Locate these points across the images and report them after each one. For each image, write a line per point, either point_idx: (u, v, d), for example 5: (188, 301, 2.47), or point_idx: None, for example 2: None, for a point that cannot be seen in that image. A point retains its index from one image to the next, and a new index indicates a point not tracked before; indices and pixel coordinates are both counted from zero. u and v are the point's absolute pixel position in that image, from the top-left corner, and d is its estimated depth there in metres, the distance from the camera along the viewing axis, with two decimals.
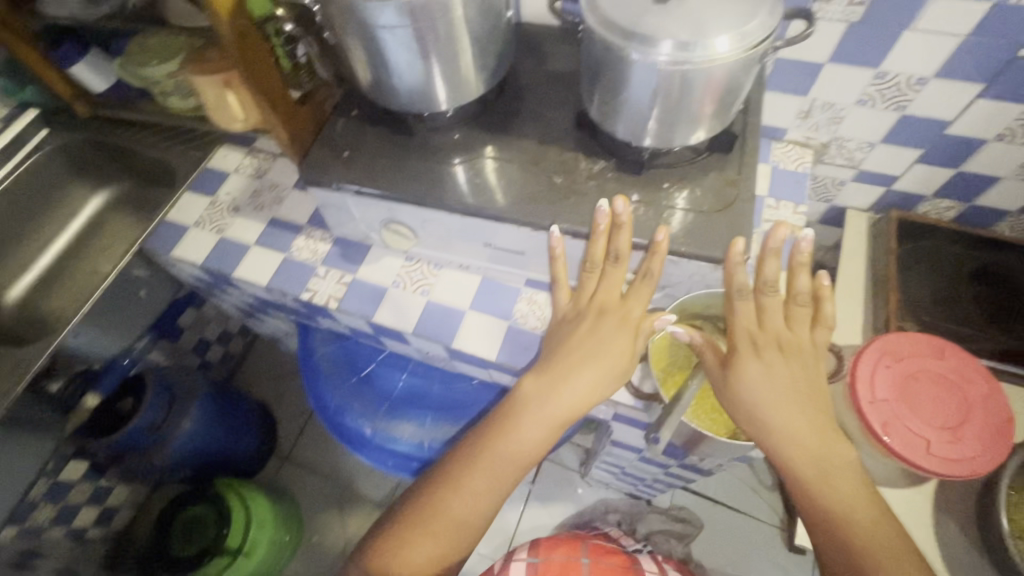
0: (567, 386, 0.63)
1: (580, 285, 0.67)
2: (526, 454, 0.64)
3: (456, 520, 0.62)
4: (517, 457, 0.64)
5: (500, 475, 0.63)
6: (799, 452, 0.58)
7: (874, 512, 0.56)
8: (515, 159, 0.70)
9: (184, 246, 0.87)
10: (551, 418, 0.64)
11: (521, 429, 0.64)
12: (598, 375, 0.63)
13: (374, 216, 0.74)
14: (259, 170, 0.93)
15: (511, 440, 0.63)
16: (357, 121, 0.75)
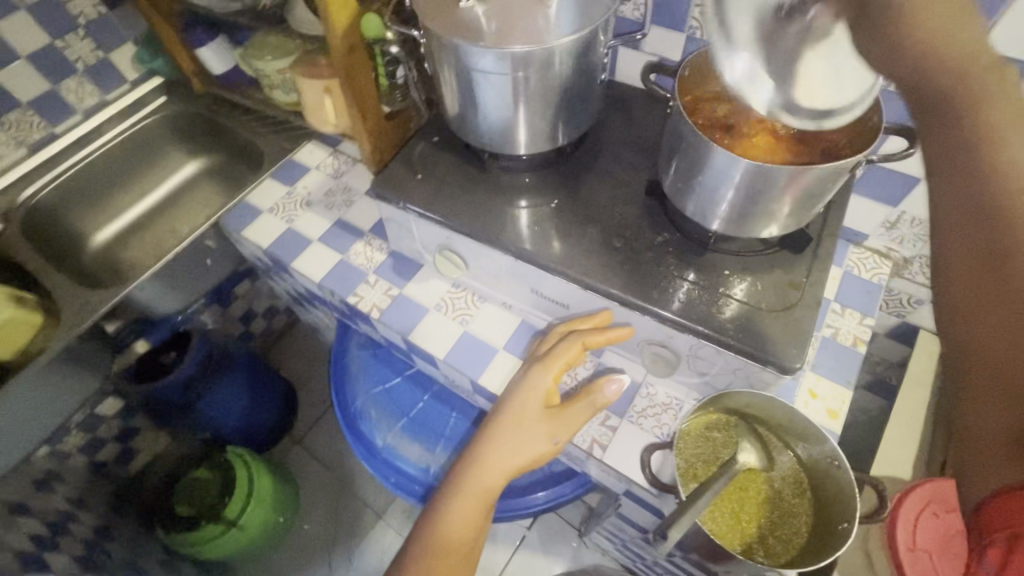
0: (483, 464, 0.67)
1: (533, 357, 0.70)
2: (461, 539, 0.67)
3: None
4: (453, 544, 0.67)
5: (444, 565, 0.66)
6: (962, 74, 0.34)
7: None
8: (580, 214, 0.71)
9: (255, 228, 0.92)
10: (475, 498, 0.67)
11: (450, 517, 0.68)
12: (519, 447, 0.66)
13: (431, 239, 0.75)
14: (337, 171, 0.98)
15: (442, 526, 0.67)
16: (437, 147, 0.77)
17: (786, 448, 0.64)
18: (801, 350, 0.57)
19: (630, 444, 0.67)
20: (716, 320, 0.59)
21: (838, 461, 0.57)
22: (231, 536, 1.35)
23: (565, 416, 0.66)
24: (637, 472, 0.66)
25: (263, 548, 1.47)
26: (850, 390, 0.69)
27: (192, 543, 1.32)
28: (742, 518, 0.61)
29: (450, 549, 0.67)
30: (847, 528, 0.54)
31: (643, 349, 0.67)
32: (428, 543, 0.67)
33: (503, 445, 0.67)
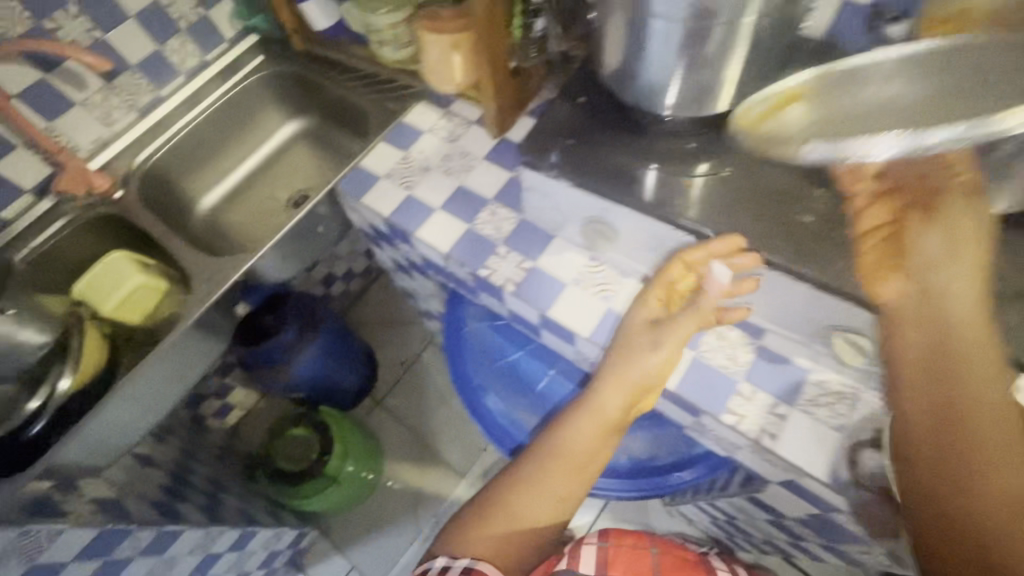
0: (610, 386, 0.66)
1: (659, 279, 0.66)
2: (579, 456, 0.67)
3: (524, 507, 0.67)
4: (572, 460, 0.67)
5: (558, 475, 0.67)
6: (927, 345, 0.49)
7: None
8: (753, 183, 0.64)
9: (373, 196, 0.89)
10: (598, 417, 0.67)
11: (572, 434, 0.68)
12: (630, 359, 0.65)
13: (578, 211, 0.70)
14: (452, 134, 0.93)
15: (562, 438, 0.68)
16: (583, 108, 0.71)
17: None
18: None
19: (803, 436, 0.63)
20: None
21: None
22: (332, 491, 1.44)
23: (668, 326, 0.64)
24: (816, 465, 0.61)
25: (356, 500, 1.56)
26: None
27: (298, 496, 1.42)
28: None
29: (568, 461, 0.67)
30: None
31: (831, 336, 0.61)
32: (547, 450, 0.69)
33: (620, 360, 0.66)
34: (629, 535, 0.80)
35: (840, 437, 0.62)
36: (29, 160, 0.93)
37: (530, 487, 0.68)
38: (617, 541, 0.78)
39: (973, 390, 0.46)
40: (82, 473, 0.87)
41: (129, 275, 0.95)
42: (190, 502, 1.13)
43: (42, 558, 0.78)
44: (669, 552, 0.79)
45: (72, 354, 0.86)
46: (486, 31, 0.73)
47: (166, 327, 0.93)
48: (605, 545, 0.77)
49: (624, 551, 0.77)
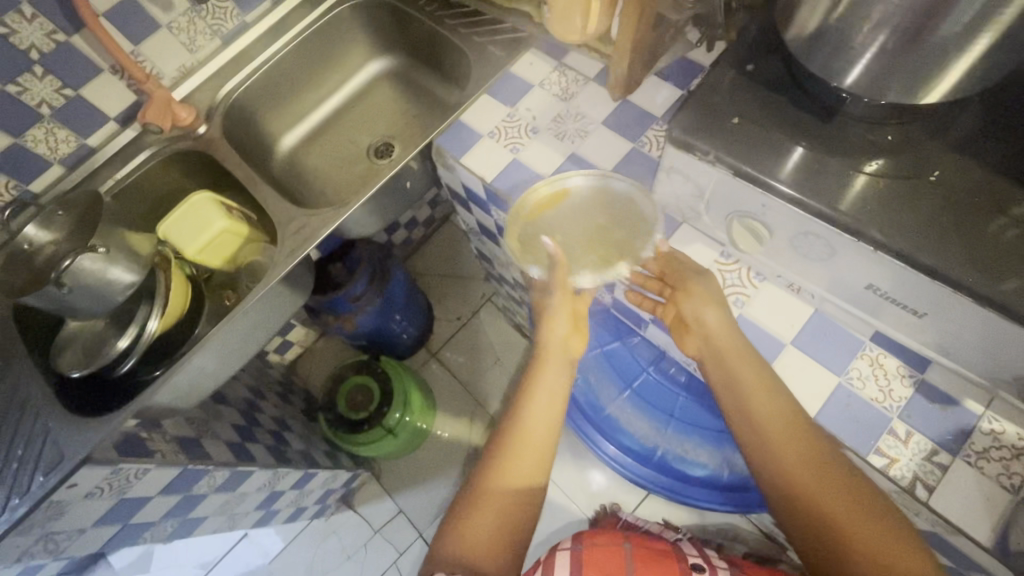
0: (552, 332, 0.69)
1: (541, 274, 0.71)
2: (552, 403, 0.67)
3: (502, 485, 0.62)
4: (548, 406, 0.66)
5: (539, 419, 0.66)
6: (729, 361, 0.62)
7: (857, 502, 0.53)
8: (960, 196, 0.52)
9: (475, 156, 0.80)
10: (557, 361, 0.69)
11: (542, 378, 0.68)
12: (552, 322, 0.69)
13: (727, 203, 0.61)
14: (565, 91, 0.82)
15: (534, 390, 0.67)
16: (751, 79, 0.59)
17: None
18: None
19: (968, 493, 0.55)
20: None
21: None
22: (387, 441, 1.45)
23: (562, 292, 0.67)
24: (978, 527, 0.54)
25: (407, 449, 1.58)
26: None
27: (357, 443, 1.44)
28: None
29: (539, 410, 0.66)
30: None
31: None
32: (507, 425, 0.66)
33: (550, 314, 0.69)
34: (601, 535, 0.69)
35: (1010, 497, 0.54)
36: (114, 85, 0.88)
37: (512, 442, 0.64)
38: (592, 541, 0.67)
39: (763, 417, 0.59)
40: (167, 412, 0.88)
41: (214, 218, 0.94)
42: (260, 440, 1.14)
43: (130, 492, 0.80)
44: (642, 545, 0.67)
45: (159, 296, 0.84)
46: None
47: (249, 284, 0.93)
48: (577, 549, 0.66)
49: (596, 552, 0.65)
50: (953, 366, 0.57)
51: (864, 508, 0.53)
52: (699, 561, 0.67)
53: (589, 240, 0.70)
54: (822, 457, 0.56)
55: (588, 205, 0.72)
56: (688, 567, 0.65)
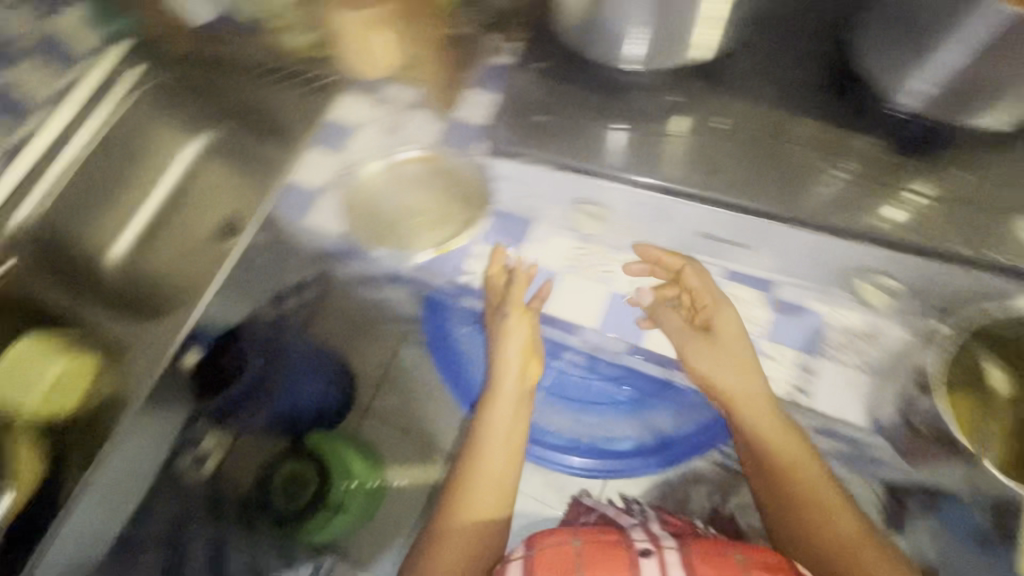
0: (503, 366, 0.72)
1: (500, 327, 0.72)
2: (507, 429, 0.72)
3: (473, 505, 0.70)
4: (503, 437, 0.71)
5: (495, 448, 0.71)
6: (721, 376, 0.64)
7: (839, 513, 0.60)
8: (744, 135, 0.59)
9: (318, 212, 0.78)
10: (506, 398, 0.72)
11: (492, 414, 0.72)
12: (507, 332, 0.71)
13: (562, 193, 0.63)
14: (392, 125, 0.80)
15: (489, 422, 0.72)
16: (546, 74, 0.62)
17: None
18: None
19: (833, 384, 0.62)
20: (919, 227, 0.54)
21: None
22: None
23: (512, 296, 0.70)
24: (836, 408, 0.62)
25: None
26: None
27: None
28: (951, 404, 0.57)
29: (497, 445, 0.71)
30: None
31: (842, 276, 0.59)
32: (470, 450, 0.72)
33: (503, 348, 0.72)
34: (551, 533, 0.64)
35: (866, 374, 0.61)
36: None
37: (472, 474, 0.71)
38: (542, 543, 0.63)
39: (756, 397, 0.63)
40: None
41: (51, 362, 0.83)
42: None
43: None
44: (595, 538, 0.63)
45: (8, 466, 0.78)
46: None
47: (85, 438, 0.80)
48: (529, 555, 0.62)
49: (547, 556, 0.61)
50: (793, 279, 0.63)
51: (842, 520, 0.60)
52: (649, 547, 0.62)
53: (428, 201, 0.77)
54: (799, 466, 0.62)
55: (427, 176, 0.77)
56: (638, 554, 0.61)
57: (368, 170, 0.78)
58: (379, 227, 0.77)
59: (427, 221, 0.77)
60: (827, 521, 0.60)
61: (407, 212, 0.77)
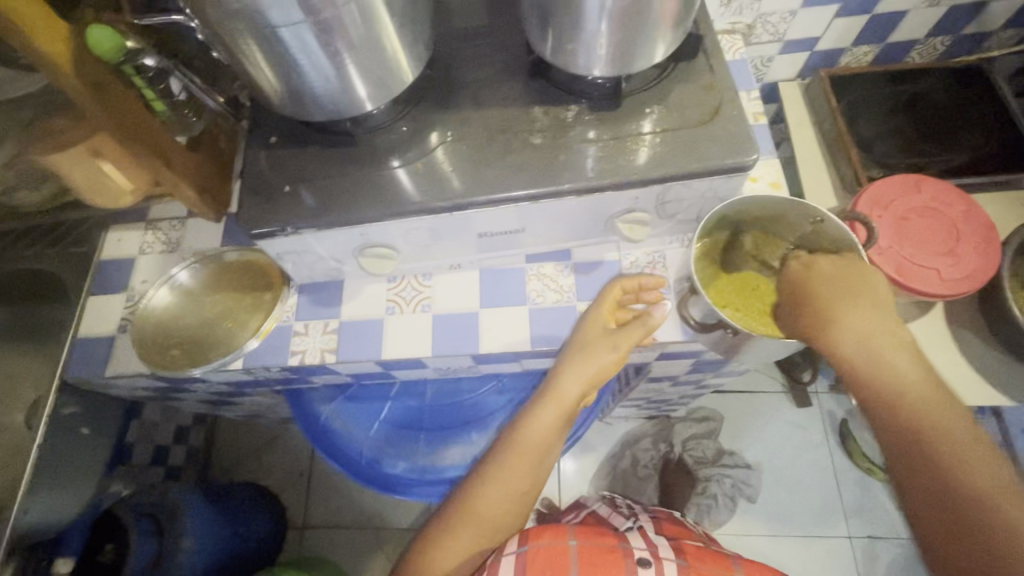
0: (570, 376, 0.64)
1: (581, 331, 0.64)
2: (542, 444, 0.66)
3: (487, 508, 0.65)
4: (533, 449, 0.66)
5: (522, 463, 0.65)
6: (816, 281, 0.57)
7: (966, 436, 0.46)
8: (479, 134, 0.63)
9: (117, 358, 0.72)
10: (555, 406, 0.65)
11: (532, 423, 0.66)
12: (598, 352, 0.62)
13: (343, 246, 0.64)
14: (171, 242, 0.77)
15: (529, 430, 0.66)
16: (283, 146, 0.63)
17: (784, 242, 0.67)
18: (750, 142, 0.57)
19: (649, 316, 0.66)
20: (646, 161, 0.58)
21: (820, 217, 0.61)
22: None
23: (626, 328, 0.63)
24: (666, 333, 0.66)
25: None
26: (774, 157, 0.74)
27: None
28: (726, 303, 0.63)
29: (529, 451, 0.66)
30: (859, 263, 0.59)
31: (615, 224, 0.64)
32: (506, 443, 0.67)
33: (573, 361, 0.63)
34: (546, 529, 0.65)
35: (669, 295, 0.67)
36: None
37: (492, 477, 0.66)
38: (536, 541, 0.63)
39: (826, 303, 0.55)
40: None
41: None
42: None
43: None
44: (591, 542, 0.64)
45: None
46: (128, 136, 0.59)
47: None
48: (522, 551, 0.62)
49: (543, 549, 0.62)
50: (579, 240, 0.68)
51: (977, 450, 0.46)
52: (646, 555, 0.65)
53: (223, 303, 0.72)
54: (930, 388, 0.49)
55: (210, 283, 0.73)
56: (634, 563, 0.63)
57: (148, 301, 0.72)
58: (181, 348, 0.70)
59: (228, 315, 0.72)
60: (937, 428, 0.47)
61: (207, 317, 0.72)
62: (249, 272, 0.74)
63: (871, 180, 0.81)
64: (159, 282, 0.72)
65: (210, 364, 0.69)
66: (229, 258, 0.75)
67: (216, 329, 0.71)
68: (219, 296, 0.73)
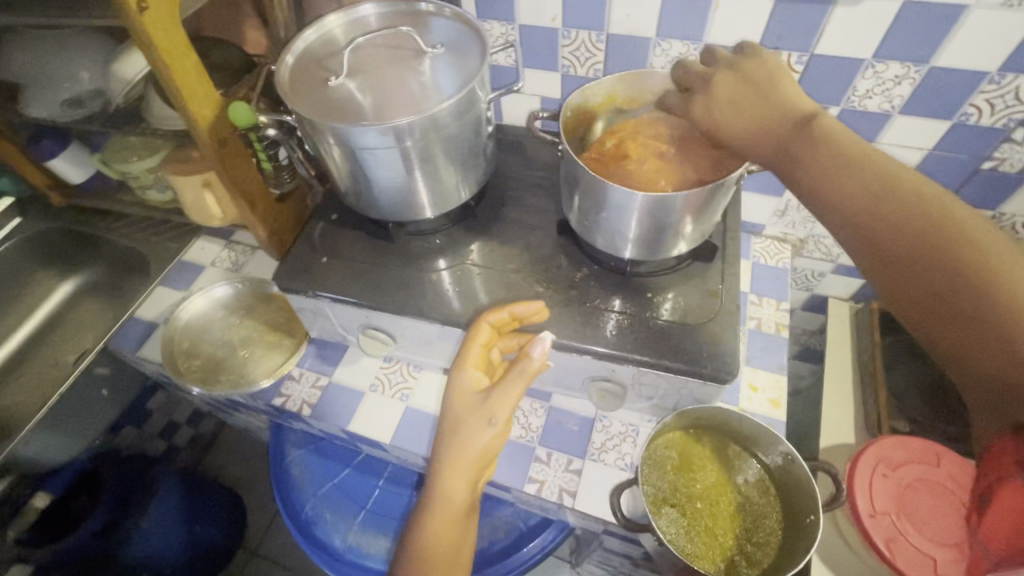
0: (452, 469, 0.58)
1: (452, 404, 0.60)
2: (447, 552, 0.58)
3: None
4: (440, 559, 0.58)
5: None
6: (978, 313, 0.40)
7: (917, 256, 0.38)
8: (497, 265, 0.70)
9: (151, 344, 0.83)
10: (444, 509, 0.58)
11: (426, 530, 0.58)
12: (473, 442, 0.57)
13: (352, 320, 0.71)
14: (235, 263, 0.90)
15: (427, 539, 0.58)
16: (340, 224, 0.75)
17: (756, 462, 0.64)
18: (734, 358, 0.58)
19: (598, 486, 0.66)
20: (630, 342, 0.61)
21: (791, 455, 0.59)
22: None
23: (499, 393, 0.57)
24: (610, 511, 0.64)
25: None
26: (783, 374, 0.73)
27: None
28: (673, 503, 0.61)
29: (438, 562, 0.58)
30: (816, 520, 0.55)
31: (590, 387, 0.66)
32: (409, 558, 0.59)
33: (454, 449, 0.57)
34: None
35: (627, 473, 0.66)
36: None
37: None
38: None
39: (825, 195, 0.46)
40: None
41: None
42: None
43: None
44: None
45: None
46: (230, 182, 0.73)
47: None
48: None
49: None
50: (559, 387, 0.71)
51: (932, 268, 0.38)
52: None
53: (242, 331, 0.82)
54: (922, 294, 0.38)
55: (242, 310, 0.85)
56: None
57: (188, 308, 0.83)
58: (199, 356, 0.80)
59: (244, 342, 0.81)
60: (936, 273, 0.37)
61: (230, 337, 0.82)
62: (272, 312, 0.84)
63: (892, 431, 0.76)
64: (199, 293, 0.84)
65: (213, 383, 0.77)
66: (265, 293, 0.86)
67: (227, 359, 0.80)
68: (241, 324, 0.83)
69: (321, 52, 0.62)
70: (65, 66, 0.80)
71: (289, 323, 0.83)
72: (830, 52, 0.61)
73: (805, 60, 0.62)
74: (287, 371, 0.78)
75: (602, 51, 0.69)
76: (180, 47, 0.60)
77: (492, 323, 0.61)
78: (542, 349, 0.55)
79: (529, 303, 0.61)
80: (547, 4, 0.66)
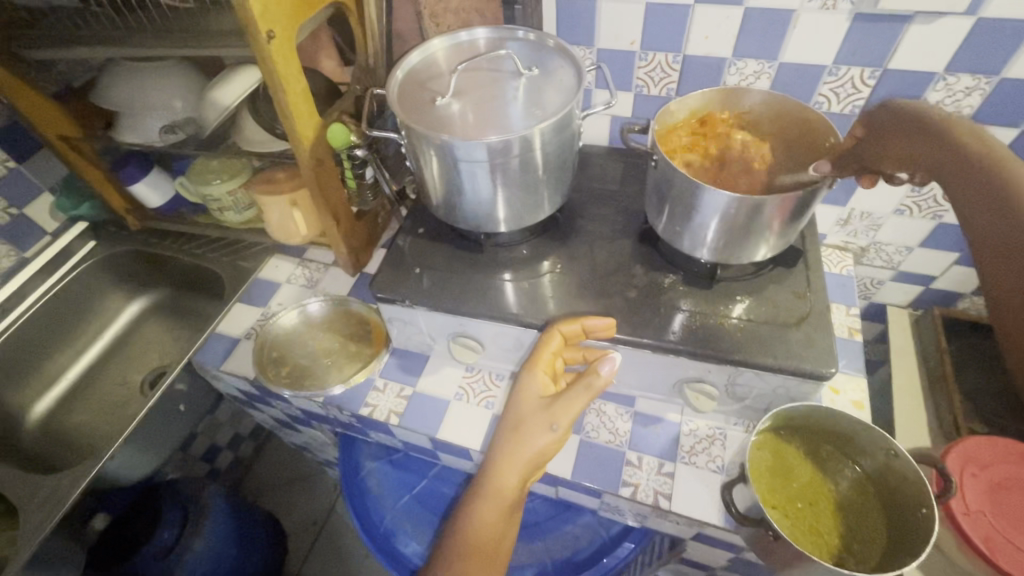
0: (507, 462, 0.63)
1: (515, 400, 0.65)
2: (488, 542, 0.63)
3: None
4: (477, 547, 0.63)
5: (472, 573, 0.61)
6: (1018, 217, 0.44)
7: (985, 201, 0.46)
8: (583, 273, 0.72)
9: (235, 358, 0.86)
10: (494, 500, 0.63)
11: (473, 516, 0.64)
12: (533, 442, 0.62)
13: (441, 329, 0.74)
14: (311, 280, 0.93)
15: (467, 526, 0.64)
16: (425, 238, 0.78)
17: (849, 461, 0.65)
18: (833, 357, 0.60)
19: (693, 488, 0.66)
20: (729, 343, 0.62)
21: (895, 451, 0.60)
22: None
23: (562, 403, 0.61)
24: (708, 513, 0.65)
25: None
26: (862, 376, 0.74)
27: None
28: (775, 503, 0.61)
29: (474, 551, 0.63)
30: (929, 514, 0.56)
31: (683, 389, 0.68)
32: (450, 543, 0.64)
33: (512, 446, 0.63)
34: None
35: (719, 475, 0.67)
36: None
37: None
38: None
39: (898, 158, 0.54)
40: None
41: None
42: None
43: None
44: None
45: None
46: (324, 199, 0.77)
47: None
48: None
49: None
50: (646, 391, 0.72)
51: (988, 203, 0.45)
52: None
53: (322, 345, 0.85)
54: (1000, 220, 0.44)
55: (323, 324, 0.87)
56: None
57: (274, 322, 0.86)
58: (286, 368, 0.82)
59: (327, 355, 0.83)
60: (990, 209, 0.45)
61: (313, 350, 0.84)
62: (351, 326, 0.86)
63: (970, 433, 0.77)
64: (288, 308, 0.87)
65: (299, 393, 0.79)
66: (345, 307, 0.88)
67: (307, 371, 0.82)
68: (320, 337, 0.85)
69: (424, 78, 0.67)
70: (159, 96, 0.84)
71: (370, 336, 0.85)
72: (904, 67, 0.65)
73: (878, 75, 0.66)
74: (372, 382, 0.80)
75: (677, 71, 0.74)
76: (295, 73, 0.65)
77: (564, 333, 0.64)
78: (610, 368, 0.58)
79: (597, 319, 0.63)
80: (628, 29, 0.71)
